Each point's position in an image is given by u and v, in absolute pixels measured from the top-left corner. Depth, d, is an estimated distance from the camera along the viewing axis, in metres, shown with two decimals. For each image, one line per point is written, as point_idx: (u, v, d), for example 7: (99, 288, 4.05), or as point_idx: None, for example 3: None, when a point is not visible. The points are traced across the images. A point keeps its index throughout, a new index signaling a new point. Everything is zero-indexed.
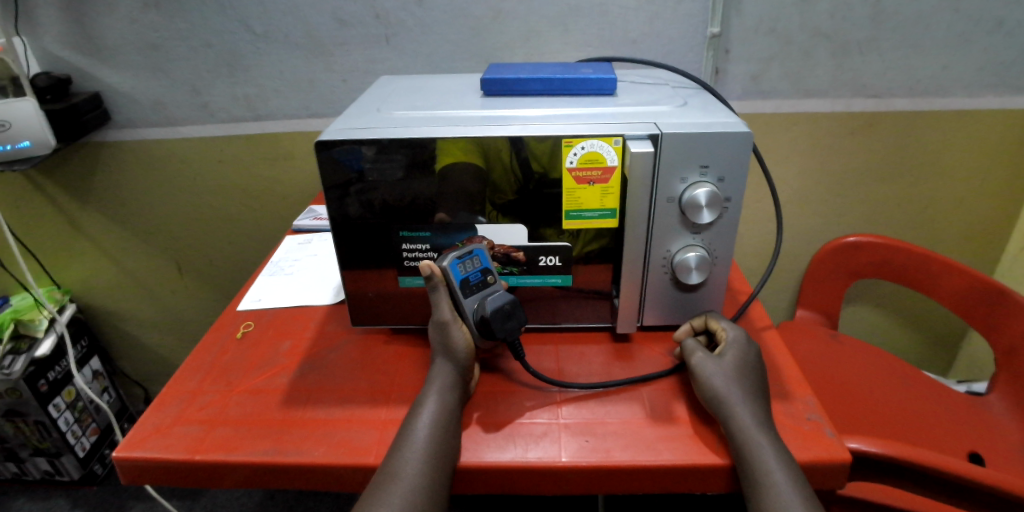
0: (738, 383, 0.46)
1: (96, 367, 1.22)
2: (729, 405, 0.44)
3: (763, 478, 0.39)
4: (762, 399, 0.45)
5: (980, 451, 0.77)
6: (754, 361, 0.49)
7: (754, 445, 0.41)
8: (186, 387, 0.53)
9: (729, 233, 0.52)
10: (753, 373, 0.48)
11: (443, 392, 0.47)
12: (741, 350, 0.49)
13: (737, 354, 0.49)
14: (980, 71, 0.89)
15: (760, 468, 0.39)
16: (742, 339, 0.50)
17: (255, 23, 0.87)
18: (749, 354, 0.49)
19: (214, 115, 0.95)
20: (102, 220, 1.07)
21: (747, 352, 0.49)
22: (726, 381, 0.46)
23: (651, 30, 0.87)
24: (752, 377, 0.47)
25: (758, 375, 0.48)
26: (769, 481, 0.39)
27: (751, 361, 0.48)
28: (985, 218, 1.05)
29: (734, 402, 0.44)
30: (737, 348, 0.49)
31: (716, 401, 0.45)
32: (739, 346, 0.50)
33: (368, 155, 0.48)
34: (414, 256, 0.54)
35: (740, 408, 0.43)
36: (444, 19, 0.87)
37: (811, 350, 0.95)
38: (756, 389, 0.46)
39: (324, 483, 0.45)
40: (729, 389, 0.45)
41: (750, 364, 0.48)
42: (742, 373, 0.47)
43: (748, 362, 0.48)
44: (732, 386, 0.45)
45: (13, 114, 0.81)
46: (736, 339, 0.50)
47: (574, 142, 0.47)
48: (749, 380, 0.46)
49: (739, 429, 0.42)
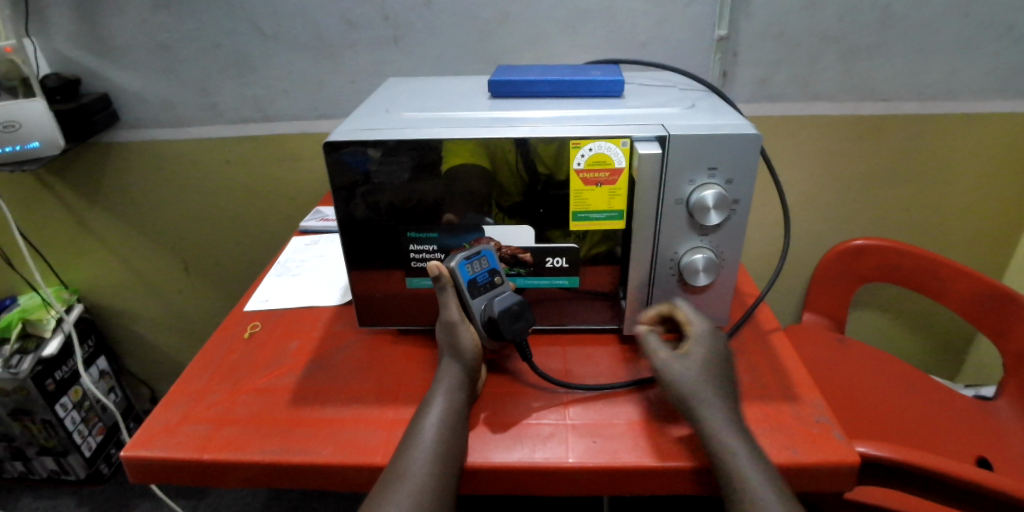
0: (708, 381, 0.45)
1: (104, 365, 1.23)
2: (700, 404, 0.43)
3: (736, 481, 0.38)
4: (732, 397, 0.45)
5: (988, 456, 0.76)
6: (722, 355, 0.47)
7: (727, 447, 0.40)
8: (193, 386, 0.54)
9: (737, 235, 0.52)
10: (722, 370, 0.46)
11: (451, 391, 0.47)
12: (710, 346, 0.47)
13: (705, 350, 0.47)
14: (989, 74, 0.89)
15: (737, 471, 0.39)
16: (709, 333, 0.48)
17: (263, 24, 0.87)
18: (716, 349, 0.47)
19: (222, 117, 0.96)
20: (110, 220, 1.08)
21: (714, 346, 0.47)
22: (699, 381, 0.44)
23: (658, 33, 0.87)
24: (719, 375, 0.45)
25: (726, 371, 0.46)
26: (745, 484, 0.38)
27: (719, 356, 0.47)
28: (993, 223, 1.05)
29: (704, 404, 0.43)
30: (705, 343, 0.47)
31: (687, 404, 0.44)
32: (706, 341, 0.47)
33: (373, 157, 0.48)
34: (422, 257, 0.54)
35: (711, 411, 0.42)
36: (452, 21, 0.87)
37: (818, 353, 0.94)
38: (726, 387, 0.45)
39: (331, 482, 0.45)
40: (700, 386, 0.44)
41: (718, 359, 0.47)
42: (710, 372, 0.45)
43: (716, 357, 0.47)
44: (701, 388, 0.44)
45: (24, 114, 0.81)
46: (703, 334, 0.48)
47: (582, 143, 0.47)
48: (718, 377, 0.45)
49: (714, 431, 0.41)
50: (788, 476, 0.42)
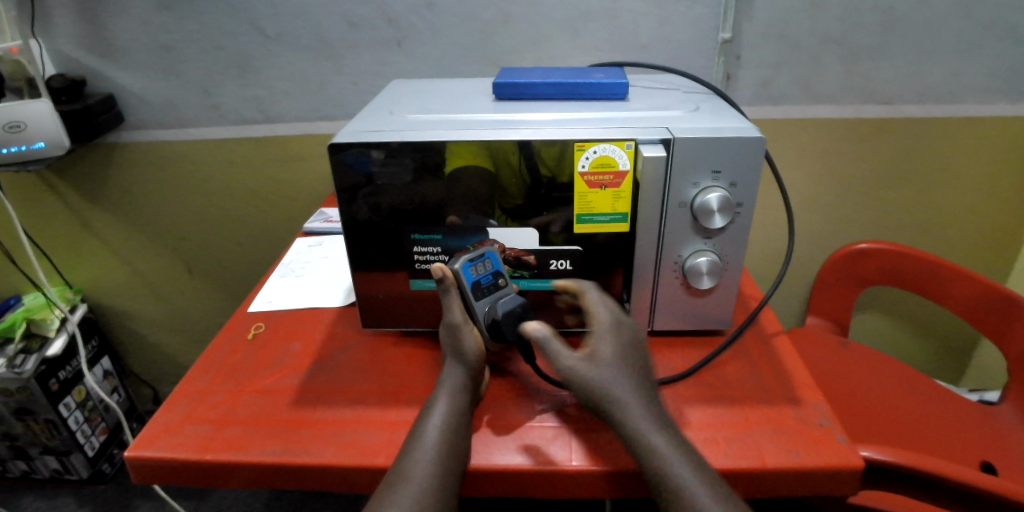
0: (622, 373, 0.43)
1: (107, 366, 1.23)
2: (619, 399, 0.42)
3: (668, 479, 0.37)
4: (652, 394, 0.44)
5: (992, 461, 0.76)
6: (631, 343, 0.47)
7: (653, 443, 0.39)
8: (196, 386, 0.54)
9: (741, 238, 0.52)
10: (635, 357, 0.46)
11: (454, 394, 0.47)
12: (620, 337, 0.47)
13: (614, 341, 0.46)
14: (992, 76, 0.89)
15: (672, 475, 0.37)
16: (613, 327, 0.47)
17: (266, 25, 0.87)
18: (625, 337, 0.47)
19: (225, 117, 0.96)
20: (113, 221, 1.08)
21: (621, 335, 0.47)
22: (611, 375, 0.43)
23: (660, 35, 0.87)
24: (632, 371, 0.44)
25: (638, 358, 0.46)
26: (678, 483, 0.37)
27: (628, 343, 0.46)
28: (996, 226, 1.05)
29: (626, 405, 0.41)
30: (614, 335, 0.46)
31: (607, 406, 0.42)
32: (613, 331, 0.47)
33: (376, 159, 0.48)
34: (426, 259, 0.54)
35: (636, 412, 0.41)
36: (454, 23, 0.87)
37: (820, 357, 0.94)
38: (643, 384, 0.44)
39: (333, 484, 0.45)
40: (614, 379, 0.43)
41: (627, 348, 0.46)
42: (623, 363, 0.44)
43: (627, 347, 0.46)
44: (618, 388, 0.42)
45: (28, 115, 0.82)
46: (607, 324, 0.47)
47: (586, 146, 0.47)
48: (632, 367, 0.44)
49: (637, 427, 0.40)
50: (791, 478, 0.42)
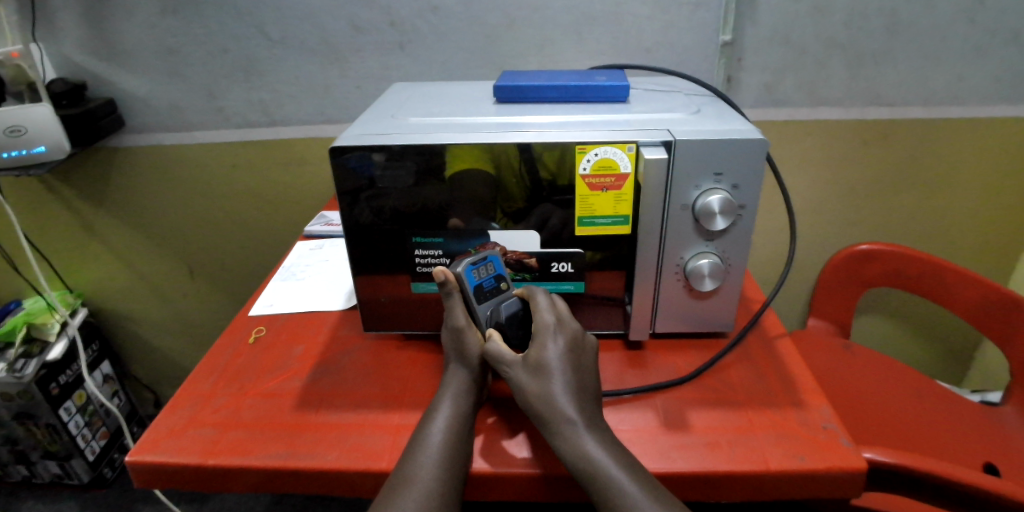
0: (563, 384, 0.43)
1: (107, 370, 1.23)
2: (560, 412, 0.42)
3: (613, 489, 0.37)
4: (593, 401, 0.44)
5: (995, 462, 0.75)
6: (573, 346, 0.46)
7: (593, 456, 0.39)
8: (199, 389, 0.54)
9: (744, 240, 0.52)
10: (577, 363, 0.45)
11: (457, 396, 0.47)
12: (562, 341, 0.45)
13: (556, 347, 0.45)
14: (994, 78, 0.89)
15: (610, 486, 0.37)
16: (558, 326, 0.46)
17: (270, 30, 0.88)
18: (566, 342, 0.45)
19: (228, 121, 0.96)
20: (115, 224, 1.08)
21: (563, 339, 0.46)
22: (553, 387, 0.43)
23: (664, 39, 0.87)
24: (573, 375, 0.44)
25: (581, 363, 0.45)
26: (619, 495, 0.37)
27: (570, 348, 0.45)
28: (999, 228, 1.05)
29: (564, 417, 0.41)
30: (557, 339, 0.45)
31: (550, 418, 0.42)
32: (554, 335, 0.45)
33: (377, 162, 0.48)
34: (427, 261, 0.54)
35: (575, 425, 0.41)
36: (458, 26, 0.87)
37: (822, 359, 0.94)
38: (585, 390, 0.44)
39: (337, 487, 0.45)
40: (557, 391, 0.43)
41: (570, 352, 0.45)
42: (564, 372, 0.44)
43: (570, 352, 0.45)
44: (558, 398, 0.42)
45: (29, 119, 0.82)
46: (549, 326, 0.46)
47: (588, 148, 0.47)
48: (574, 375, 0.44)
49: (578, 441, 0.40)
50: (793, 482, 0.42)
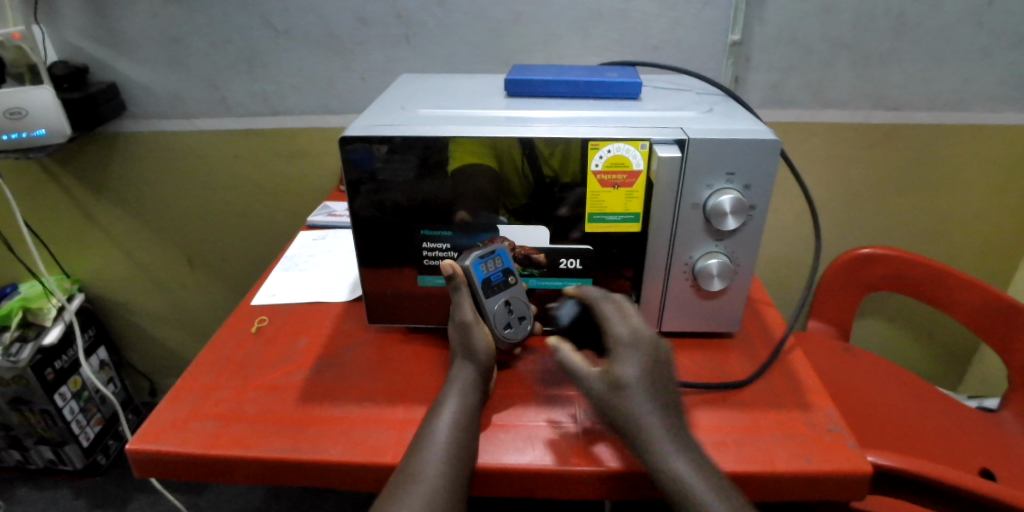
0: (649, 401, 0.41)
1: (102, 357, 1.22)
2: (649, 431, 0.40)
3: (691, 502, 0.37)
4: (680, 414, 0.42)
5: (994, 468, 0.76)
6: (654, 359, 0.44)
7: (681, 475, 0.38)
8: (201, 381, 0.53)
9: (752, 240, 0.52)
10: (660, 376, 0.43)
11: (466, 392, 0.46)
12: (641, 356, 0.43)
13: (637, 362, 0.43)
14: (1000, 86, 0.89)
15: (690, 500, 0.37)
16: (637, 340, 0.44)
17: (275, 19, 0.87)
18: (647, 356, 0.43)
19: (230, 110, 0.95)
20: (113, 210, 1.07)
21: (643, 353, 0.44)
22: (638, 405, 0.41)
23: (671, 37, 0.87)
24: (659, 390, 0.42)
25: (664, 376, 0.43)
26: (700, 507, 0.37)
27: (651, 362, 0.43)
28: (1000, 236, 1.05)
29: (654, 435, 0.40)
30: (635, 354, 0.43)
31: (637, 436, 0.40)
32: (634, 350, 0.44)
33: (379, 155, 0.47)
34: (435, 255, 0.54)
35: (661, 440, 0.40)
36: (465, 21, 0.87)
37: (825, 362, 0.94)
38: (671, 405, 0.42)
39: (340, 481, 0.44)
40: (641, 409, 0.41)
41: (652, 366, 0.43)
42: (647, 389, 0.42)
43: (651, 368, 0.43)
44: (648, 416, 0.40)
45: (29, 102, 0.81)
46: (626, 341, 0.44)
47: (601, 144, 0.46)
48: (657, 391, 0.42)
49: (666, 460, 0.39)
50: (804, 483, 0.42)
